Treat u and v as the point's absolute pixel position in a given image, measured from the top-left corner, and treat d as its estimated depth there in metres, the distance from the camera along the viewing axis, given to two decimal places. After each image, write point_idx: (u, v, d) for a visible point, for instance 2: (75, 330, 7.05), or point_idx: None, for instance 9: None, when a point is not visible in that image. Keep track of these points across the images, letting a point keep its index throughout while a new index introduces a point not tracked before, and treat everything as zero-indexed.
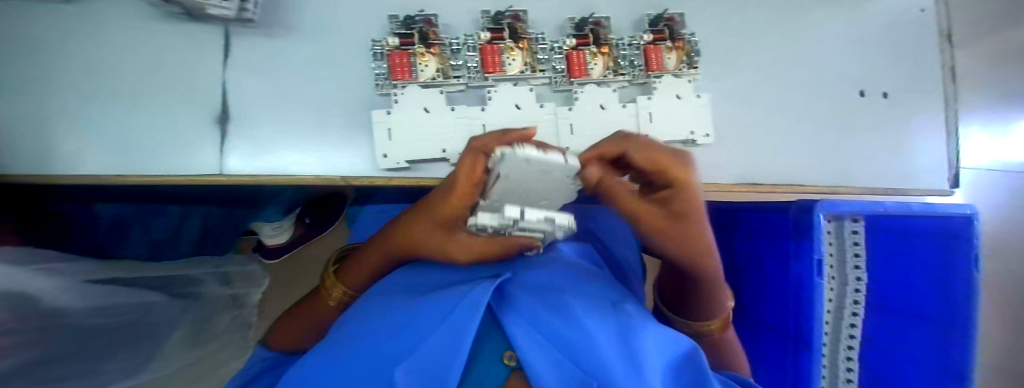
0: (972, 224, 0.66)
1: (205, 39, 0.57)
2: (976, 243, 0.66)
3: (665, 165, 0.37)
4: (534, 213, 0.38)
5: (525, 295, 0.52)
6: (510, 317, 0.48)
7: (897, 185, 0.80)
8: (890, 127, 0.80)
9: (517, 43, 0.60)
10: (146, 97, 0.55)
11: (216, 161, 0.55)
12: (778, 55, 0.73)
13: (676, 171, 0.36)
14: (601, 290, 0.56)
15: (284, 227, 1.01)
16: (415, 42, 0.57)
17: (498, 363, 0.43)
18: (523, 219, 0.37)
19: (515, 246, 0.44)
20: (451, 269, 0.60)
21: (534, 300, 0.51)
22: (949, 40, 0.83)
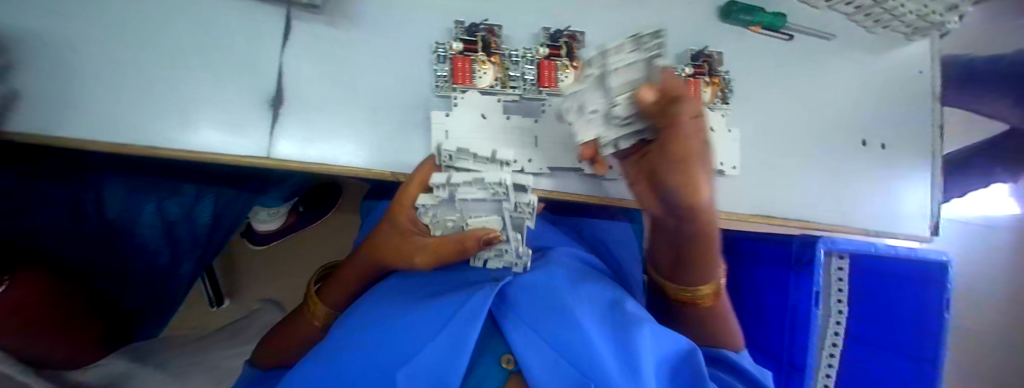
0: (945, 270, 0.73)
1: (267, 19, 0.57)
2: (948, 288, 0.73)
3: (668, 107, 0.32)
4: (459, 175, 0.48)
5: (524, 299, 0.56)
6: (513, 325, 0.52)
7: (885, 229, 0.87)
8: (885, 175, 0.88)
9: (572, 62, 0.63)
10: (196, 71, 0.54)
11: (263, 143, 0.55)
12: (795, 99, 0.79)
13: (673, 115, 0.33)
14: (598, 291, 0.61)
15: (280, 212, 0.99)
16: (478, 49, 0.59)
17: (497, 368, 0.49)
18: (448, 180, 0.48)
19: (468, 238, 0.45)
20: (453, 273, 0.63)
21: (534, 303, 0.55)
22: (941, 101, 0.92)
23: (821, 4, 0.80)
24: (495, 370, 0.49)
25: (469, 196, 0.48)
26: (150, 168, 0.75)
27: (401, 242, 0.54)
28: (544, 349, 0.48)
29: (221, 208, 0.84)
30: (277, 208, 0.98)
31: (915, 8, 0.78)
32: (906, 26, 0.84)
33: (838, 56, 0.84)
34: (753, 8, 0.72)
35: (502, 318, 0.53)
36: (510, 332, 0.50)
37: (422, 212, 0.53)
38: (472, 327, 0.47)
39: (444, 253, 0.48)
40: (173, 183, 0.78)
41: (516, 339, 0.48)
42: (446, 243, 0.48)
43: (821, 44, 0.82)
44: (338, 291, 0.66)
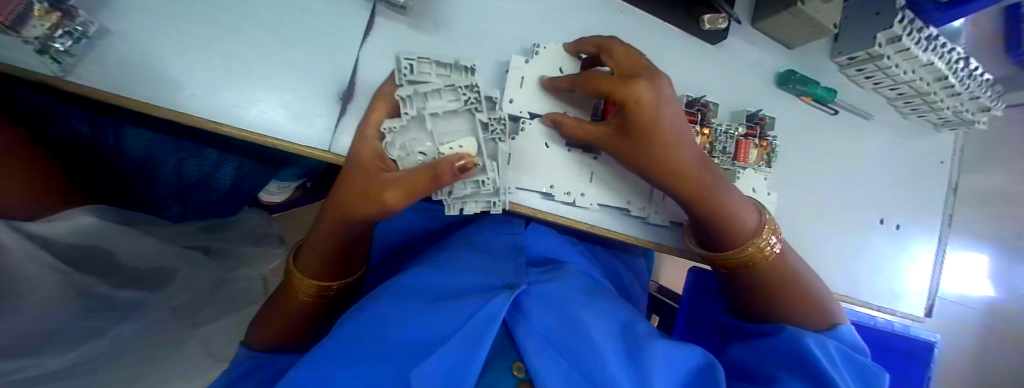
0: (928, 351, 0.85)
1: (350, 11, 0.57)
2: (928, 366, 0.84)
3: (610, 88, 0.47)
4: (415, 102, 0.45)
5: (539, 309, 0.60)
6: (524, 332, 0.57)
7: (885, 306, 0.92)
8: (893, 253, 0.92)
9: None
10: (272, 52, 0.54)
11: (327, 136, 0.56)
12: (826, 170, 0.83)
13: (619, 91, 0.45)
14: (613, 309, 0.64)
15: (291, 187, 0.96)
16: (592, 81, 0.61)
17: (509, 374, 0.54)
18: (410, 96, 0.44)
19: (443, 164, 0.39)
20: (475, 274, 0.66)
21: (547, 314, 0.59)
22: (954, 192, 0.97)
23: (867, 84, 0.84)
24: (507, 376, 0.54)
25: (434, 104, 0.46)
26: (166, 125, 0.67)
27: (370, 178, 0.45)
28: (554, 359, 0.54)
29: (244, 178, 0.81)
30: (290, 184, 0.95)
31: (952, 104, 0.82)
32: (939, 119, 0.88)
33: (873, 135, 0.88)
34: (809, 79, 0.74)
35: (518, 329, 0.57)
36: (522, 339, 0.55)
37: (389, 142, 0.46)
38: (488, 331, 0.52)
39: (414, 188, 0.41)
40: (190, 147, 0.72)
41: (528, 347, 0.54)
42: (417, 174, 0.40)
43: (859, 121, 0.86)
44: (320, 259, 0.57)
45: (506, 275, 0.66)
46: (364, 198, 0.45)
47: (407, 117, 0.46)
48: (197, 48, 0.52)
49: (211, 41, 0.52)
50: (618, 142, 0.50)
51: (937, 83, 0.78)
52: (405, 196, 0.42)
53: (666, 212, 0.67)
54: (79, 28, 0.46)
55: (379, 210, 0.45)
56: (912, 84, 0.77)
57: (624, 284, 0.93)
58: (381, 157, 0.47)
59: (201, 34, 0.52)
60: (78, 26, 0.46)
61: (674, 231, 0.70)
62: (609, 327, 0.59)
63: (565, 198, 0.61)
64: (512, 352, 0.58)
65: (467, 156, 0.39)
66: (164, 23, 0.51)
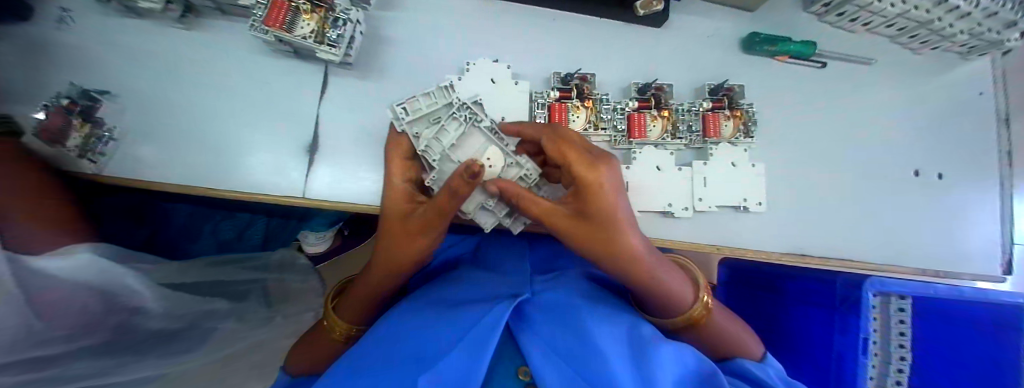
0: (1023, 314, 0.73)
1: (308, 73, 0.65)
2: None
3: (575, 161, 0.46)
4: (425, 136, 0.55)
5: (541, 316, 0.59)
6: (528, 337, 0.55)
7: (949, 269, 0.78)
8: (942, 207, 0.79)
9: (582, 102, 0.64)
10: (248, 122, 0.63)
11: (301, 184, 0.63)
12: (827, 128, 0.76)
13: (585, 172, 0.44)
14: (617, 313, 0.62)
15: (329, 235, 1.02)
16: (573, 96, 0.64)
17: (514, 378, 0.55)
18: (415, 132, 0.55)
19: (454, 181, 0.39)
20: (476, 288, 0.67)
21: (550, 321, 0.58)
22: (1007, 124, 0.83)
23: (856, 27, 0.77)
24: (513, 381, 0.55)
25: (446, 138, 0.56)
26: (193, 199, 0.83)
27: (406, 211, 0.49)
28: (558, 363, 0.52)
29: (273, 232, 0.92)
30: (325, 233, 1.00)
31: (967, 27, 0.73)
32: (958, 46, 0.78)
33: (879, 80, 0.79)
34: (777, 38, 0.70)
35: (520, 334, 0.56)
36: (525, 346, 0.54)
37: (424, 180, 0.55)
38: (494, 333, 0.53)
39: (443, 207, 0.43)
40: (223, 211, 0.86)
41: (532, 351, 0.53)
42: (441, 199, 0.42)
43: (858, 70, 0.78)
44: (354, 304, 0.60)
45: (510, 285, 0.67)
46: (409, 237, 0.48)
47: (428, 151, 0.55)
48: (196, 132, 0.62)
49: (205, 124, 0.62)
50: (573, 226, 0.46)
51: (939, 8, 0.69)
52: (437, 217, 0.45)
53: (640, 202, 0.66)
54: (106, 133, 0.60)
55: (426, 241, 0.49)
56: (907, 15, 0.70)
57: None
58: (412, 193, 0.51)
59: (196, 120, 0.62)
60: (104, 132, 0.60)
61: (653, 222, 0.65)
62: (615, 330, 0.57)
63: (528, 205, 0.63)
64: (516, 355, 0.58)
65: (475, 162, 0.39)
66: (170, 118, 0.62)
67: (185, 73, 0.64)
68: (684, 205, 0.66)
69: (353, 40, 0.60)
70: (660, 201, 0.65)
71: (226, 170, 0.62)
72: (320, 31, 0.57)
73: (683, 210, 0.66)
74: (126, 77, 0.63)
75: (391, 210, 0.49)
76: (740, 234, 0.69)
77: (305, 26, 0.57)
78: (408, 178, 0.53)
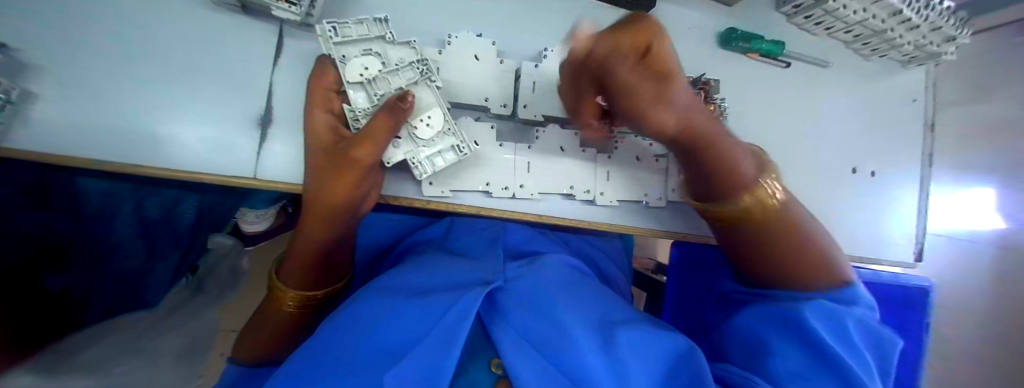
0: (926, 294, 0.88)
1: (261, 34, 0.56)
2: (927, 308, 0.87)
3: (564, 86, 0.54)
4: (352, 64, 0.50)
5: (513, 306, 0.59)
6: (500, 329, 0.55)
7: (874, 256, 0.88)
8: (874, 202, 0.88)
9: None
10: (180, 87, 0.54)
11: (253, 162, 0.56)
12: (786, 124, 0.81)
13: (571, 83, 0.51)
14: (590, 299, 0.63)
15: (268, 214, 1.02)
16: None
17: (486, 372, 0.54)
18: (343, 56, 0.49)
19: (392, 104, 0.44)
20: (449, 274, 0.64)
21: (523, 311, 0.58)
22: (932, 130, 0.93)
23: (819, 31, 0.81)
24: (486, 374, 0.53)
25: (397, 80, 0.52)
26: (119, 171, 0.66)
27: (333, 150, 0.46)
28: (532, 358, 0.51)
29: (208, 210, 0.82)
30: (265, 211, 1.01)
31: (912, 39, 0.79)
32: (902, 55, 0.85)
33: (834, 82, 0.85)
34: (753, 36, 0.72)
35: (493, 328, 0.55)
36: (499, 339, 0.52)
37: (351, 118, 0.50)
38: (464, 324, 0.50)
39: (374, 140, 0.44)
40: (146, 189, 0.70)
41: (504, 343, 0.52)
42: (377, 123, 0.44)
43: (818, 72, 0.83)
44: (299, 269, 0.56)
45: (483, 268, 0.65)
46: (344, 169, 0.45)
47: (362, 78, 0.50)
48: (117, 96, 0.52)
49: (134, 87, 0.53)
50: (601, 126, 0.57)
51: (894, 19, 0.75)
52: (374, 149, 0.45)
53: (619, 190, 0.67)
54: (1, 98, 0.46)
55: (361, 174, 0.47)
56: (865, 23, 0.74)
57: (597, 265, 0.91)
58: (338, 130, 0.49)
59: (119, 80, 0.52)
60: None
61: (628, 210, 0.69)
62: (586, 317, 0.58)
63: (505, 193, 0.62)
64: (489, 348, 0.57)
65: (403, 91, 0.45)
66: (85, 77, 0.51)
67: (88, 16, 0.52)
68: (659, 196, 0.69)
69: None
70: (636, 189, 0.68)
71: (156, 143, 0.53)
72: None
73: (657, 200, 0.69)
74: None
75: (323, 144, 0.48)
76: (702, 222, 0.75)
77: None
78: (331, 110, 0.50)
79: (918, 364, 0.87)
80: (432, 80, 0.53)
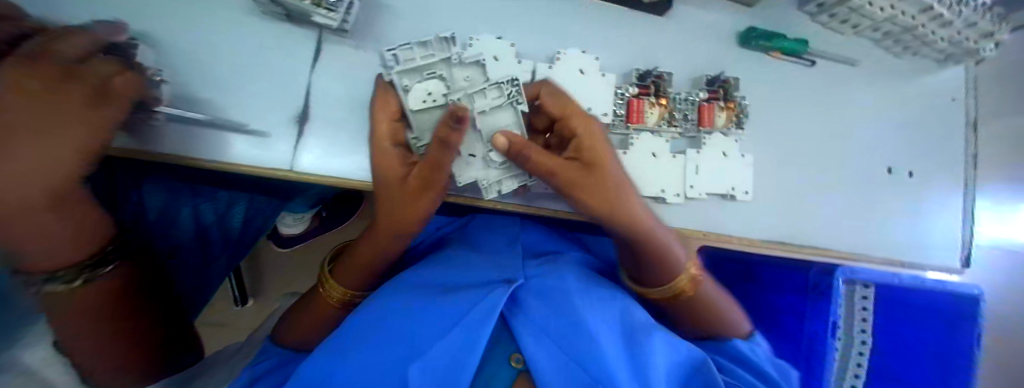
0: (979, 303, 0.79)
1: (298, 38, 0.60)
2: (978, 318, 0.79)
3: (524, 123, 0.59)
4: (416, 91, 0.55)
5: (536, 303, 0.61)
6: (521, 326, 0.58)
7: (916, 261, 0.83)
8: (913, 205, 0.84)
9: (658, 100, 0.67)
10: (224, 86, 0.58)
11: (288, 156, 0.59)
12: (814, 122, 0.78)
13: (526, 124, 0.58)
14: (612, 297, 0.64)
15: (305, 219, 1.01)
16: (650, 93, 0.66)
17: (507, 365, 0.56)
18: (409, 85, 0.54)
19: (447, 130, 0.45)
20: (474, 268, 0.66)
21: (546, 308, 0.60)
22: (974, 130, 0.88)
23: (845, 29, 0.79)
24: (507, 369, 0.56)
25: (478, 104, 0.57)
26: (181, 173, 0.77)
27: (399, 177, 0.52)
28: (550, 356, 0.54)
29: (253, 213, 0.85)
30: (302, 215, 0.99)
31: (947, 35, 0.77)
32: (938, 51, 0.82)
33: (864, 80, 0.82)
34: (775, 34, 0.71)
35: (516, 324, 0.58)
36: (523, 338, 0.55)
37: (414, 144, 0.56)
38: (486, 324, 0.54)
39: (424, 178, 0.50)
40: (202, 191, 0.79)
41: (526, 342, 0.55)
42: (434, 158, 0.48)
43: (846, 70, 0.81)
44: (356, 269, 0.61)
45: (507, 264, 0.67)
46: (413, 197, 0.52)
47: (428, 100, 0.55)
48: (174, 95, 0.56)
49: (190, 86, 0.56)
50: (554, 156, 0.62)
51: (925, 15, 0.73)
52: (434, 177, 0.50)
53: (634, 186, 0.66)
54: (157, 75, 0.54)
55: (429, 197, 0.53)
56: (894, 20, 0.72)
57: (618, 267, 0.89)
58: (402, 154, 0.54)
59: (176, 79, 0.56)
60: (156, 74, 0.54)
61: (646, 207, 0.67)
62: (606, 317, 0.60)
63: (517, 187, 0.62)
64: (509, 343, 0.59)
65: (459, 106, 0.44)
66: None
67: (144, 21, 0.56)
68: (677, 192, 0.67)
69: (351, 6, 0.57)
70: (652, 186, 0.66)
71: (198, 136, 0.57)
72: None
73: (676, 196, 0.67)
74: (72, 20, 0.54)
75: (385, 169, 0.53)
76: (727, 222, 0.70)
77: None
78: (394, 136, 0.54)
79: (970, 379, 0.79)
80: (517, 101, 0.57)
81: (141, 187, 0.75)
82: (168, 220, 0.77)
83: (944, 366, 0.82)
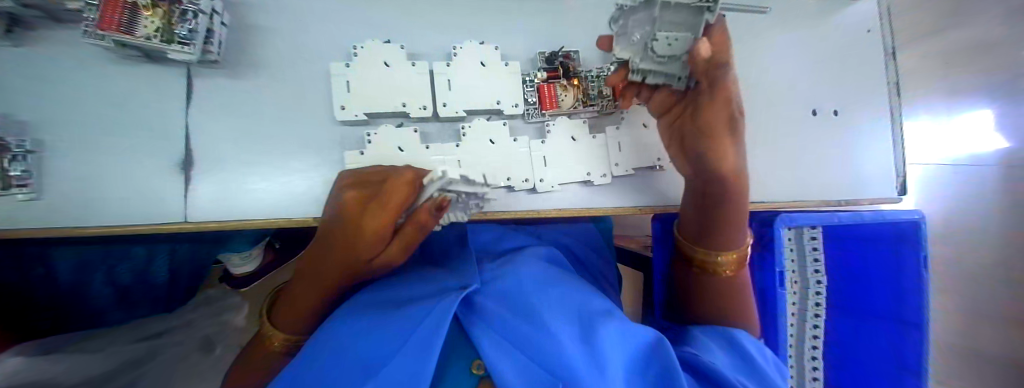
0: (919, 227, 0.81)
1: (168, 79, 0.57)
2: (920, 241, 0.81)
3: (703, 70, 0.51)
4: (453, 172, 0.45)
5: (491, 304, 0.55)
6: (479, 328, 0.51)
7: (853, 197, 0.85)
8: (844, 142, 0.85)
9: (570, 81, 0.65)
10: (92, 143, 0.54)
11: (181, 206, 0.56)
12: (733, 77, 0.78)
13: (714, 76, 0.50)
14: (567, 291, 0.60)
15: (254, 256, 0.92)
16: (559, 75, 0.65)
17: (466, 374, 0.49)
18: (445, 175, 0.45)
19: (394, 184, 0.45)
20: (419, 283, 0.61)
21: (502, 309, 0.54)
22: (894, 57, 0.89)
23: None
24: (467, 376, 0.49)
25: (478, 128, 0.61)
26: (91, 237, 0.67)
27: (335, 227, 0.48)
28: (510, 354, 0.47)
29: (181, 266, 0.77)
30: (250, 253, 0.90)
31: None
32: None
33: (777, 26, 0.82)
34: None
35: (472, 329, 0.50)
36: (479, 338, 0.48)
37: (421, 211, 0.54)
38: (440, 334, 0.46)
39: (410, 239, 0.48)
40: (118, 255, 0.70)
41: (484, 343, 0.48)
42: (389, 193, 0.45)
43: (756, 19, 0.80)
44: (293, 312, 0.58)
45: (453, 274, 0.62)
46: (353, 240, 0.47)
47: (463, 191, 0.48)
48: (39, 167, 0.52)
49: (57, 154, 0.53)
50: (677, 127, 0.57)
51: None
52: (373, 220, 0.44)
53: (559, 174, 0.66)
54: (19, 150, 0.49)
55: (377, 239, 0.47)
56: None
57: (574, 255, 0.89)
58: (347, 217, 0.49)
59: (38, 150, 0.51)
60: (17, 149, 0.48)
61: (573, 192, 0.67)
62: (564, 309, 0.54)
63: None
64: (469, 349, 0.52)
65: (437, 195, 0.45)
66: None
67: None
68: (602, 173, 0.67)
69: (212, 35, 0.53)
70: (577, 170, 0.66)
71: (70, 203, 0.53)
72: (167, 28, 0.49)
73: (602, 177, 0.67)
74: None
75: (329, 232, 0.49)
76: (658, 192, 0.71)
77: (147, 24, 0.48)
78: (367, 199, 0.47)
79: (920, 300, 0.82)
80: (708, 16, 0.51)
81: (45, 257, 0.65)
82: (82, 291, 0.68)
83: (894, 292, 0.86)
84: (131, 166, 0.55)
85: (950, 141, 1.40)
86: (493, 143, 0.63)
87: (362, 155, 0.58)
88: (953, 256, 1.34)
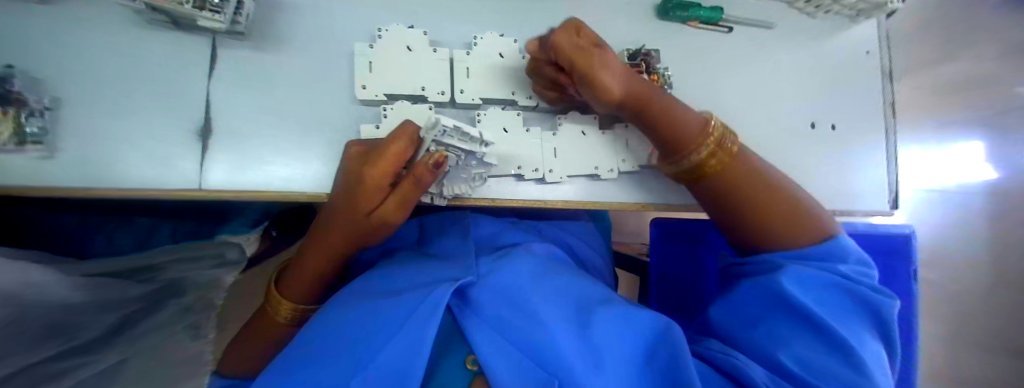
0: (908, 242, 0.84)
1: (192, 47, 0.57)
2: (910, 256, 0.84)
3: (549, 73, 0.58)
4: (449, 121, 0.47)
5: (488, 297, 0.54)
6: (472, 323, 0.51)
7: (847, 210, 0.88)
8: (839, 157, 0.88)
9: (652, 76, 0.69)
10: (111, 104, 0.55)
11: (196, 174, 0.57)
12: (738, 87, 0.81)
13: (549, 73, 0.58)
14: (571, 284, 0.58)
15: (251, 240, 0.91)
16: (643, 70, 0.68)
17: (460, 367, 0.49)
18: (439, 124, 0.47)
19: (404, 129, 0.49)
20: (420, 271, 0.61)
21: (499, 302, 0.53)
22: (890, 79, 0.93)
23: None
24: (460, 370, 0.49)
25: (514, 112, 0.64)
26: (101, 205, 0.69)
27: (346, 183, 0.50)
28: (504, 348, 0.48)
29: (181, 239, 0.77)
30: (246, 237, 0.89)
31: None
32: (847, 8, 0.85)
33: (781, 41, 0.85)
34: (688, 3, 0.73)
35: (465, 322, 0.51)
36: (473, 335, 0.48)
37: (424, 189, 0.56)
38: (433, 324, 0.46)
39: (406, 195, 0.48)
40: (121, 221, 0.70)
41: (477, 339, 0.48)
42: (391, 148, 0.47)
43: (762, 33, 0.84)
44: (300, 284, 0.58)
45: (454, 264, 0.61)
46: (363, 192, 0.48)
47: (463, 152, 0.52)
48: (53, 126, 0.52)
49: (72, 113, 0.53)
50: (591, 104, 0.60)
51: None
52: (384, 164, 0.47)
53: (569, 167, 0.67)
54: (36, 105, 0.49)
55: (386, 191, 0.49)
56: None
57: (575, 252, 0.90)
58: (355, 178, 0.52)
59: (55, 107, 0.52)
60: (34, 105, 0.49)
61: (580, 185, 0.69)
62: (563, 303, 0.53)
63: None
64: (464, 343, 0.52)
65: (435, 154, 0.46)
66: None
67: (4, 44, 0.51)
68: (610, 167, 0.69)
69: (241, 6, 0.54)
70: (587, 164, 0.68)
71: (85, 162, 0.53)
72: None
73: (609, 172, 0.68)
74: None
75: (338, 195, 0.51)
76: (662, 190, 0.73)
77: None
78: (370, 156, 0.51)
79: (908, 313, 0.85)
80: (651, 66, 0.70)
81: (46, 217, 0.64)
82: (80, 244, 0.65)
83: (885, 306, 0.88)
84: (149, 129, 0.55)
85: (944, 168, 1.43)
86: (506, 131, 0.64)
87: (378, 130, 0.59)
88: (936, 277, 1.38)
